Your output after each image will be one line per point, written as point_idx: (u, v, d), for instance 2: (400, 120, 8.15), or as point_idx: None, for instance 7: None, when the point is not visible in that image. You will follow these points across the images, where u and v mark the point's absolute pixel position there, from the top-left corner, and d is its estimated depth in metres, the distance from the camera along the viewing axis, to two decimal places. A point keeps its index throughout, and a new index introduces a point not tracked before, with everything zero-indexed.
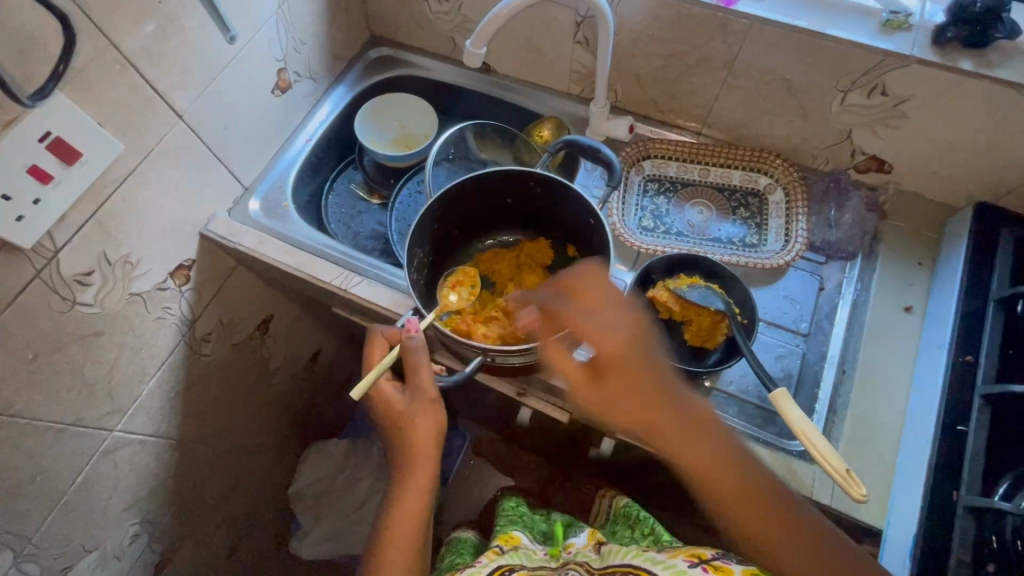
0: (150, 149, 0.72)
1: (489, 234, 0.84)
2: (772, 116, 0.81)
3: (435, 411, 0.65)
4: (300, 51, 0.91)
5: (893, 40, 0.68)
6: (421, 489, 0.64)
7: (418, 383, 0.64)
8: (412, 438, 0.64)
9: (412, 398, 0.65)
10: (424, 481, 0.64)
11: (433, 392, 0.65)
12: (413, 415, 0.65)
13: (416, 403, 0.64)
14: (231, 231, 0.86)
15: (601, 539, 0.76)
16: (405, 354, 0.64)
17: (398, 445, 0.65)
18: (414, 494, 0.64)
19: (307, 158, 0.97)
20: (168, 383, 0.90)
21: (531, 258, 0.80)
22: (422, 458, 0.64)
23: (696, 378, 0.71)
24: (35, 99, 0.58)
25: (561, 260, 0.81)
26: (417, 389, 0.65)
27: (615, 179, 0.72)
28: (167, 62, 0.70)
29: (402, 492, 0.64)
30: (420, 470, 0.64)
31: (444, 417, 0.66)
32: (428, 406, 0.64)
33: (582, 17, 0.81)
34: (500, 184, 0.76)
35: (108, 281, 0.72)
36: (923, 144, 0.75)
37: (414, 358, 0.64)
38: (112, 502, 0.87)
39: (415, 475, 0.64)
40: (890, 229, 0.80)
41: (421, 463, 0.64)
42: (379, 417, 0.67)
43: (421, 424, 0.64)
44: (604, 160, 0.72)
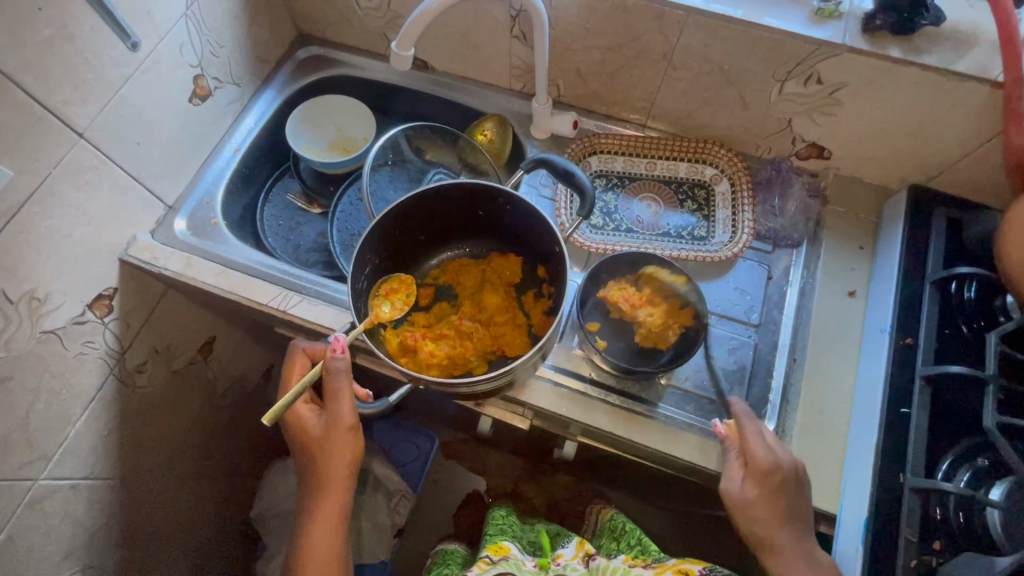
0: (48, 175, 0.65)
1: (455, 241, 0.79)
2: (714, 107, 0.81)
3: (351, 439, 0.61)
4: (218, 55, 0.84)
5: (825, 29, 0.67)
6: (330, 515, 0.61)
7: (334, 409, 0.60)
8: (323, 465, 0.61)
9: (327, 424, 0.61)
10: (334, 508, 0.62)
11: (350, 420, 0.60)
12: (328, 441, 0.61)
13: (330, 430, 0.60)
14: (155, 254, 0.80)
15: (589, 550, 0.76)
16: (323, 378, 0.59)
17: (309, 470, 0.62)
18: (325, 521, 0.61)
19: (236, 169, 0.90)
20: (101, 421, 0.83)
21: (498, 274, 0.75)
22: (334, 484, 0.61)
23: (651, 378, 0.71)
24: None
25: (529, 281, 0.75)
26: (333, 416, 0.60)
27: (586, 207, 0.66)
28: (54, 76, 0.63)
29: (312, 518, 0.62)
30: (331, 497, 0.62)
31: (362, 445, 0.62)
32: (343, 434, 0.60)
33: (516, 11, 0.78)
34: (465, 197, 0.70)
35: (13, 321, 0.66)
36: (857, 131, 0.76)
37: (333, 383, 0.59)
38: (45, 555, 0.81)
39: (325, 500, 0.61)
40: (833, 214, 0.81)
41: (332, 489, 0.61)
42: (292, 439, 0.64)
43: (334, 451, 0.61)
44: (578, 185, 0.67)
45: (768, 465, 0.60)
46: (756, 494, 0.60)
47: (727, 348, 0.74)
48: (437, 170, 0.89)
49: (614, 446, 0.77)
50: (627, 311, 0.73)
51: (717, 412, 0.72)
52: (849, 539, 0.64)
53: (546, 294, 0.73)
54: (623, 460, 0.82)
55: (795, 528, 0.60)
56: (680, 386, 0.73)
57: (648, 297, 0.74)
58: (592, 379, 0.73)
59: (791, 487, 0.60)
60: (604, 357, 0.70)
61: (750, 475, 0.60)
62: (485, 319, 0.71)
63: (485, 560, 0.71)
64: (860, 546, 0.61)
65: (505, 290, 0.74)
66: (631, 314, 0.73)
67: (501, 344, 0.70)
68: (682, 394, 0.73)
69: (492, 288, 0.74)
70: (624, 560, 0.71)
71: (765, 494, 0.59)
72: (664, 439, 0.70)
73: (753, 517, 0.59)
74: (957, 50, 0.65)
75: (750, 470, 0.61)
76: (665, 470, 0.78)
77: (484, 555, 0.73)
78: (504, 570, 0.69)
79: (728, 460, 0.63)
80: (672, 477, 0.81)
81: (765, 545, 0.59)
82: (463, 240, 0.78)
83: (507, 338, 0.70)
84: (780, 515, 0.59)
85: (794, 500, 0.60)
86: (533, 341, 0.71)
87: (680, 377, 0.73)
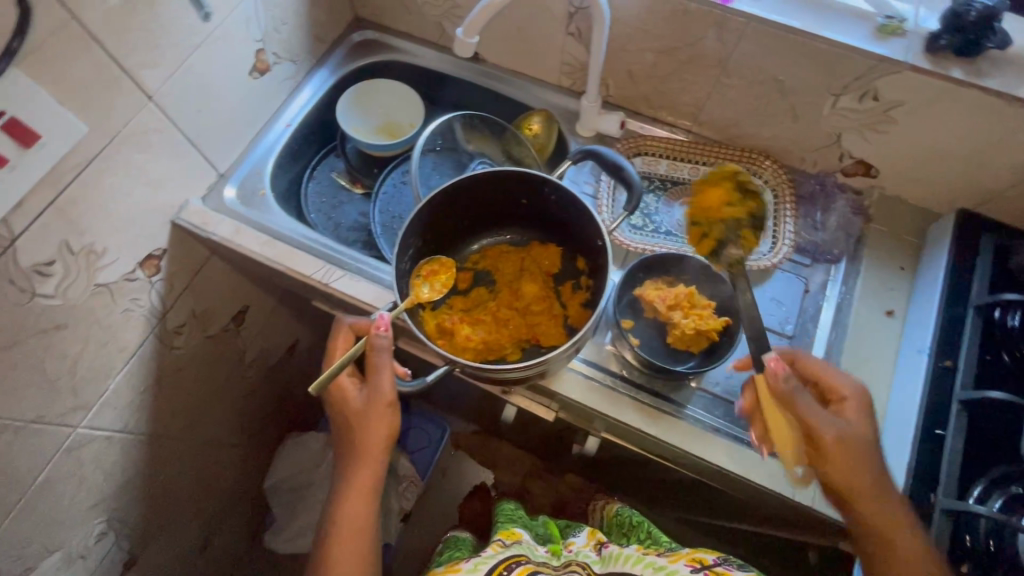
0: (117, 134, 0.67)
1: (498, 228, 0.79)
2: (763, 117, 0.81)
3: (389, 415, 0.62)
4: (280, 31, 0.86)
5: (887, 44, 0.67)
6: (363, 490, 0.62)
7: (376, 384, 0.62)
8: (361, 438, 0.62)
9: (368, 398, 0.63)
10: (367, 483, 0.62)
11: (390, 396, 0.62)
12: (367, 415, 0.62)
13: (370, 404, 0.62)
14: (205, 219, 0.82)
15: (601, 539, 0.76)
16: (366, 353, 0.61)
17: (347, 443, 0.64)
18: (357, 494, 0.62)
19: (285, 144, 0.92)
20: (137, 378, 0.86)
21: (537, 264, 0.76)
22: (370, 458, 0.62)
23: (681, 379, 0.72)
24: None
25: (568, 272, 0.76)
26: (373, 391, 0.62)
27: (634, 202, 0.67)
28: (134, 39, 0.65)
29: (344, 490, 0.62)
30: (365, 471, 0.62)
31: (399, 422, 0.64)
32: (383, 409, 0.62)
33: (575, 8, 0.79)
34: (511, 185, 0.71)
35: (72, 271, 0.68)
36: (908, 151, 0.75)
37: (376, 358, 0.61)
38: (75, 501, 0.84)
39: (359, 473, 0.62)
40: (875, 232, 0.81)
41: (367, 464, 0.62)
42: (333, 411, 0.65)
43: (372, 425, 0.62)
44: (626, 178, 0.68)
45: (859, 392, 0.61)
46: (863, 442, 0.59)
47: None
48: (480, 160, 0.90)
49: (637, 444, 0.78)
50: (661, 312, 0.72)
51: (744, 418, 0.72)
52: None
53: (584, 287, 0.74)
54: (644, 460, 0.83)
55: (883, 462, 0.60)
56: (708, 390, 0.74)
57: (683, 299, 0.72)
58: (622, 376, 0.74)
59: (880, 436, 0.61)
60: (633, 351, 0.72)
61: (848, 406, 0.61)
62: (522, 307, 0.72)
63: (499, 542, 0.72)
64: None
65: (544, 280, 0.75)
66: (665, 316, 0.72)
67: (535, 335, 0.71)
68: (711, 398, 0.73)
69: (531, 277, 0.75)
70: (637, 549, 0.70)
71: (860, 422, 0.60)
72: (690, 441, 0.70)
73: (856, 470, 0.58)
74: (1020, 76, 0.65)
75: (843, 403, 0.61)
76: (688, 472, 0.78)
77: (497, 538, 0.74)
78: (517, 553, 0.70)
79: (800, 396, 0.59)
80: (691, 480, 0.82)
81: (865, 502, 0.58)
82: (505, 228, 0.79)
83: (542, 329, 0.71)
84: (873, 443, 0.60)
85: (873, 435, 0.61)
86: (569, 333, 0.72)
87: (710, 382, 0.74)
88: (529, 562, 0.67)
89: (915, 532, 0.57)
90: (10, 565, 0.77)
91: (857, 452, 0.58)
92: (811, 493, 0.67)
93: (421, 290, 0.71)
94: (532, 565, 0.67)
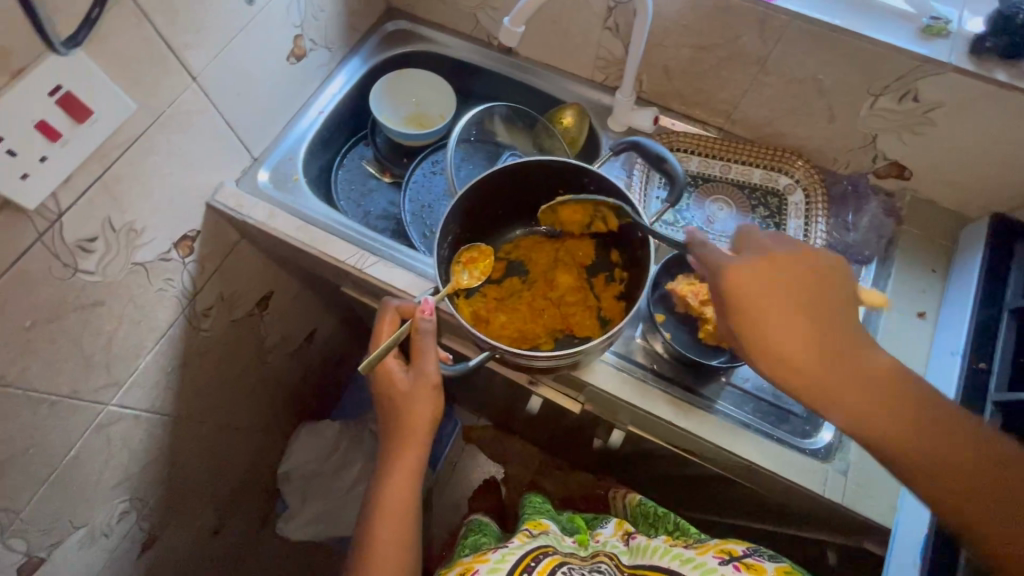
0: (160, 114, 0.67)
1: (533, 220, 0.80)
2: (798, 116, 0.81)
3: (433, 397, 0.64)
4: (318, 18, 0.86)
5: (930, 46, 0.67)
6: (408, 470, 0.64)
7: (420, 366, 0.63)
8: (405, 420, 0.64)
9: (412, 381, 0.64)
10: (412, 464, 0.64)
11: (435, 378, 0.63)
12: (411, 397, 0.64)
13: (416, 386, 0.63)
14: (239, 202, 0.82)
15: (629, 529, 0.77)
16: (412, 336, 0.62)
17: (390, 423, 0.65)
18: (401, 475, 0.64)
19: (318, 131, 0.93)
20: (166, 358, 0.86)
21: (572, 256, 0.76)
22: (413, 439, 0.64)
23: (711, 373, 0.73)
24: (69, 47, 0.54)
25: (602, 264, 0.76)
26: (418, 373, 0.64)
27: (676, 196, 0.67)
28: (183, 20, 0.65)
29: (388, 468, 0.64)
30: (409, 452, 0.64)
31: (441, 404, 0.65)
32: (428, 392, 0.63)
33: (616, 2, 0.79)
34: (549, 175, 0.71)
35: (112, 248, 0.68)
36: (945, 153, 0.75)
37: (421, 342, 0.62)
38: (101, 478, 0.84)
39: (404, 454, 0.64)
40: (906, 234, 0.81)
41: (411, 445, 0.64)
42: (377, 390, 0.66)
43: (416, 407, 0.63)
44: (668, 172, 0.68)
45: (738, 275, 0.55)
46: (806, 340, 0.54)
47: None
48: (511, 152, 0.90)
49: (664, 437, 0.78)
50: (693, 308, 0.74)
51: (774, 414, 0.73)
52: (909, 533, 0.64)
53: (617, 279, 0.74)
54: (669, 454, 0.83)
55: (827, 335, 0.54)
56: (739, 386, 0.74)
57: None
58: (652, 369, 0.75)
59: (830, 314, 0.55)
60: (662, 340, 0.74)
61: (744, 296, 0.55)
62: (556, 297, 0.74)
63: (526, 532, 0.71)
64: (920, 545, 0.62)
65: (578, 273, 0.75)
66: (697, 311, 0.74)
67: (568, 327, 0.72)
68: (741, 394, 0.74)
69: (564, 270, 0.75)
70: (664, 541, 0.69)
71: (768, 308, 0.54)
72: (720, 434, 0.70)
73: (800, 372, 0.54)
74: None
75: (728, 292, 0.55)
76: (714, 467, 0.78)
77: (524, 528, 0.73)
78: (545, 544, 0.69)
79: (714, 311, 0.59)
80: (715, 476, 0.82)
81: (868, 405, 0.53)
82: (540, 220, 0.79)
83: (576, 320, 0.72)
84: (801, 322, 0.54)
85: (806, 303, 0.55)
86: (602, 325, 0.72)
87: (740, 378, 0.74)
88: (556, 553, 0.67)
89: (926, 411, 0.53)
90: (37, 538, 0.78)
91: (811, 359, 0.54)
92: (841, 489, 0.67)
93: (461, 276, 0.73)
94: (559, 556, 0.66)
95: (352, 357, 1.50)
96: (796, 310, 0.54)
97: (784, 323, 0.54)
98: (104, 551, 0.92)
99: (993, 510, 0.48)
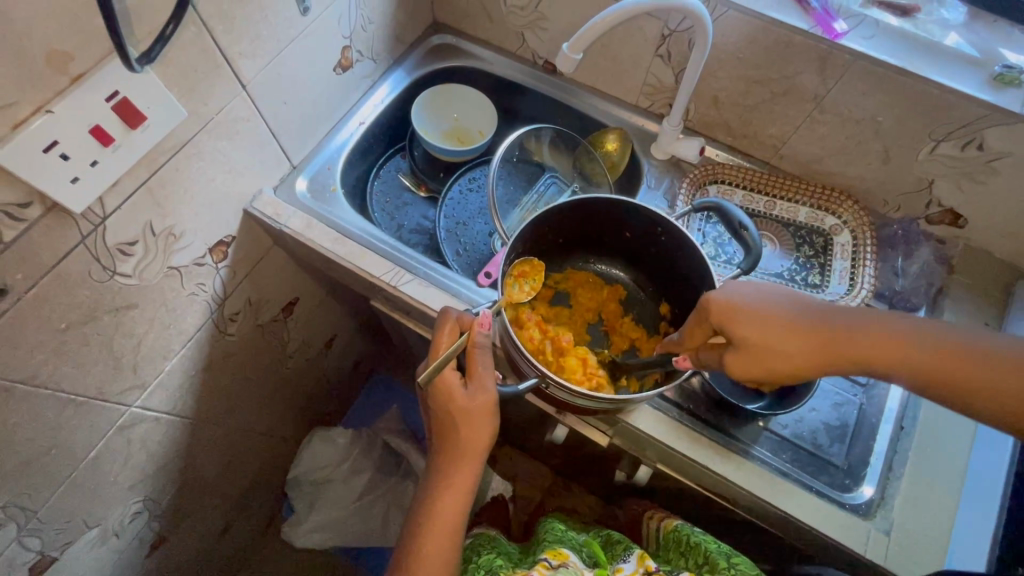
0: (210, 120, 0.67)
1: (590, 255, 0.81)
2: (850, 156, 0.79)
3: (491, 415, 0.63)
4: (367, 30, 0.86)
5: (1001, 94, 0.65)
6: (462, 487, 0.64)
7: (480, 382, 0.63)
8: (461, 435, 0.63)
9: (469, 398, 0.63)
10: (466, 481, 0.64)
11: (494, 395, 0.63)
12: (469, 414, 0.63)
13: (474, 403, 0.63)
14: (277, 211, 0.82)
15: (652, 566, 0.63)
16: (469, 350, 0.64)
17: (447, 437, 0.64)
18: (454, 492, 0.63)
19: (357, 142, 0.92)
20: (191, 361, 0.85)
21: (619, 305, 0.80)
22: (472, 455, 0.64)
23: (748, 417, 0.71)
24: (143, 64, 0.54)
25: (651, 315, 0.80)
26: (477, 389, 0.63)
27: (747, 266, 0.65)
28: (240, 29, 0.65)
29: (443, 484, 0.64)
30: (463, 469, 0.64)
31: (497, 420, 0.65)
32: (486, 410, 0.63)
33: (670, 31, 0.78)
34: (625, 219, 0.72)
35: (150, 252, 0.68)
36: (1005, 204, 0.73)
37: (479, 356, 0.64)
38: (119, 478, 0.83)
39: (460, 470, 0.64)
40: (958, 283, 0.78)
41: (465, 462, 0.64)
42: (435, 403, 0.65)
43: (474, 425, 0.63)
44: (745, 241, 0.65)
45: (711, 302, 0.57)
46: (790, 321, 0.55)
47: (831, 403, 0.73)
48: (551, 174, 0.89)
49: (695, 479, 0.75)
50: None
51: (813, 465, 0.70)
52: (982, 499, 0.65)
53: (662, 333, 0.78)
54: (695, 496, 0.80)
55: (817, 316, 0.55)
56: (777, 432, 0.71)
57: None
58: (688, 409, 0.72)
59: (811, 301, 0.57)
60: (700, 377, 0.73)
61: (727, 313, 0.56)
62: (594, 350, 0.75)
63: (543, 564, 0.60)
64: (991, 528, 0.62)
65: (619, 324, 0.78)
66: None
67: (570, 355, 0.71)
68: (779, 440, 0.71)
69: (605, 319, 0.79)
70: None
71: (752, 314, 0.55)
72: (757, 483, 0.67)
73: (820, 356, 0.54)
74: None
75: (718, 318, 0.56)
76: (745, 514, 0.75)
77: (542, 559, 0.62)
78: None
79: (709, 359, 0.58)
80: (744, 523, 0.78)
81: (869, 355, 0.53)
82: (598, 254, 0.81)
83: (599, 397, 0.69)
84: (787, 316, 0.55)
85: (779, 301, 0.57)
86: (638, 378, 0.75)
87: (779, 424, 0.72)
88: None
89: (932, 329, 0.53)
90: (51, 538, 0.77)
91: (803, 338, 0.54)
92: (883, 549, 0.64)
93: (513, 289, 0.70)
94: None
95: (368, 364, 1.49)
96: (773, 309, 0.56)
97: (777, 326, 0.55)
98: (114, 551, 0.91)
99: (993, 406, 0.49)
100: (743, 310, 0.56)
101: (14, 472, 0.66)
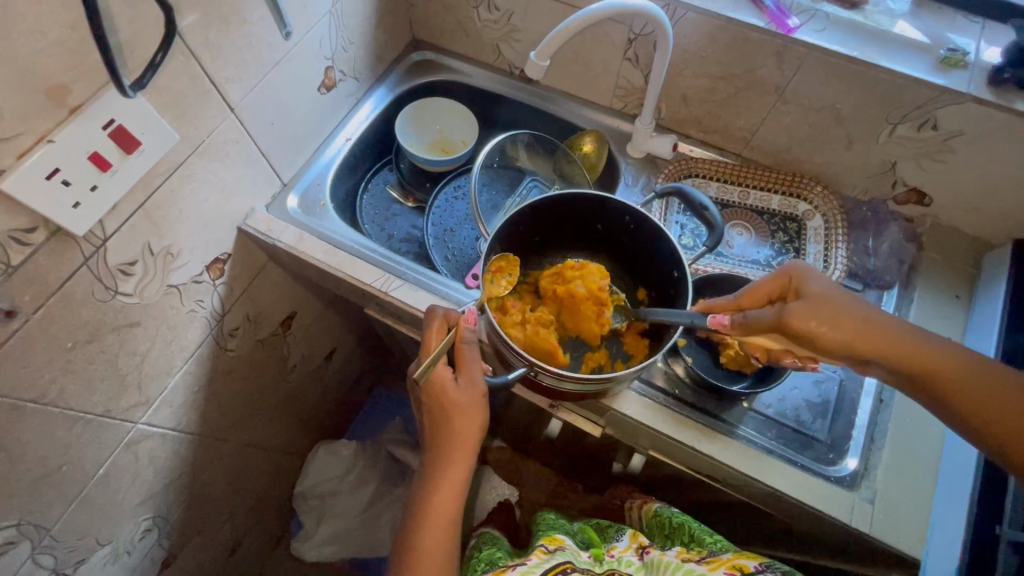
0: (201, 143, 0.71)
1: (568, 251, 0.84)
2: (815, 144, 0.82)
3: (481, 407, 0.66)
4: (348, 51, 0.90)
5: (947, 76, 0.69)
6: (456, 480, 0.66)
7: (469, 376, 0.66)
8: (454, 429, 0.66)
9: (460, 392, 0.66)
10: (460, 474, 0.66)
11: (483, 387, 0.66)
12: (460, 407, 0.65)
13: (465, 397, 0.65)
14: (270, 227, 0.85)
15: (645, 542, 0.66)
16: (457, 346, 0.67)
17: (440, 432, 0.66)
18: (449, 485, 0.66)
19: (344, 158, 0.96)
20: (193, 377, 0.88)
21: None
22: (465, 448, 0.66)
23: (731, 398, 0.73)
24: (136, 90, 0.58)
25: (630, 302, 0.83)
26: (467, 383, 0.66)
27: (712, 244, 0.68)
28: (226, 55, 0.68)
29: (438, 478, 0.66)
30: (457, 462, 0.66)
31: (487, 413, 0.67)
32: (476, 402, 0.66)
33: (635, 34, 0.82)
34: (593, 212, 0.76)
35: (150, 271, 0.71)
36: (966, 180, 0.76)
37: (467, 352, 0.66)
38: (128, 496, 0.86)
39: (454, 463, 0.66)
40: (929, 260, 0.81)
41: (458, 455, 0.66)
42: (428, 400, 0.67)
43: (466, 417, 0.65)
44: (708, 220, 0.68)
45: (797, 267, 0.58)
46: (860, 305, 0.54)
47: (813, 380, 0.75)
48: (532, 178, 0.92)
49: (686, 462, 0.77)
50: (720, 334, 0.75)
51: (797, 441, 0.72)
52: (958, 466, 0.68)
53: None
54: (690, 480, 0.82)
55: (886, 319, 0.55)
56: (761, 411, 0.74)
57: None
58: (674, 394, 0.75)
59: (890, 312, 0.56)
60: (683, 363, 0.75)
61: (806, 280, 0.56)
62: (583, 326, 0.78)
63: (540, 549, 0.62)
64: (967, 504, 0.66)
65: None
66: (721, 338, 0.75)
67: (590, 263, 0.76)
68: (763, 419, 0.73)
69: None
70: (677, 553, 0.59)
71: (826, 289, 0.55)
72: (745, 461, 0.70)
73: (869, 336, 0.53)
74: None
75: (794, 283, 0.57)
76: (737, 495, 0.77)
77: (538, 545, 0.64)
78: (563, 562, 0.60)
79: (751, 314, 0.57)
80: (738, 504, 0.80)
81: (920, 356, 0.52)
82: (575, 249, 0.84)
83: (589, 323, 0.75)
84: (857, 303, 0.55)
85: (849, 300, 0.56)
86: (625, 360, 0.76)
87: (762, 404, 0.74)
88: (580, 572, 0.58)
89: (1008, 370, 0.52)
90: (64, 556, 0.79)
91: (866, 312, 0.53)
92: (869, 516, 0.66)
93: (490, 285, 0.74)
94: None
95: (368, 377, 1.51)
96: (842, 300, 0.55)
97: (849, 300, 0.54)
98: (126, 569, 0.93)
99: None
100: (824, 279, 0.56)
101: (27, 489, 0.68)
